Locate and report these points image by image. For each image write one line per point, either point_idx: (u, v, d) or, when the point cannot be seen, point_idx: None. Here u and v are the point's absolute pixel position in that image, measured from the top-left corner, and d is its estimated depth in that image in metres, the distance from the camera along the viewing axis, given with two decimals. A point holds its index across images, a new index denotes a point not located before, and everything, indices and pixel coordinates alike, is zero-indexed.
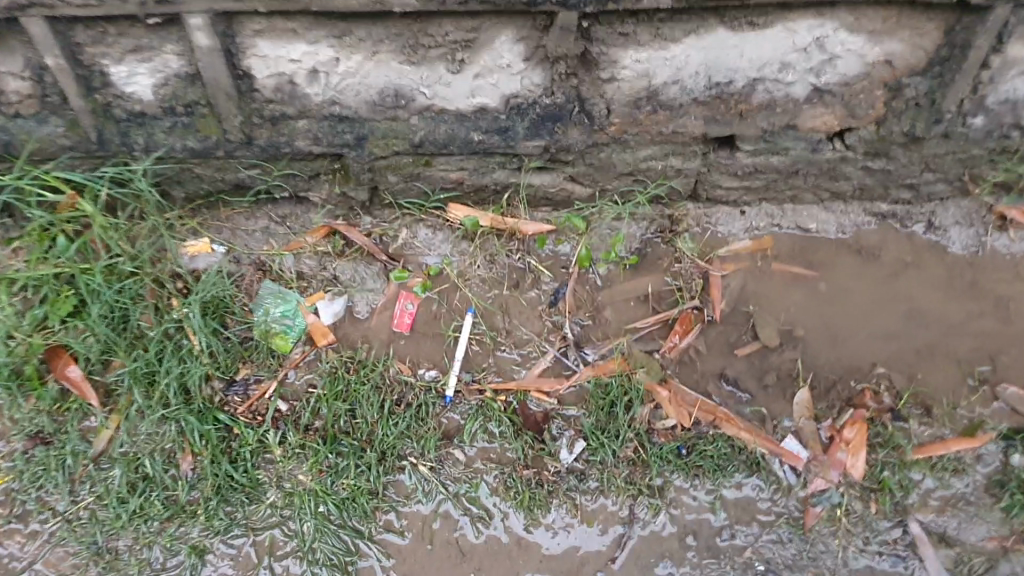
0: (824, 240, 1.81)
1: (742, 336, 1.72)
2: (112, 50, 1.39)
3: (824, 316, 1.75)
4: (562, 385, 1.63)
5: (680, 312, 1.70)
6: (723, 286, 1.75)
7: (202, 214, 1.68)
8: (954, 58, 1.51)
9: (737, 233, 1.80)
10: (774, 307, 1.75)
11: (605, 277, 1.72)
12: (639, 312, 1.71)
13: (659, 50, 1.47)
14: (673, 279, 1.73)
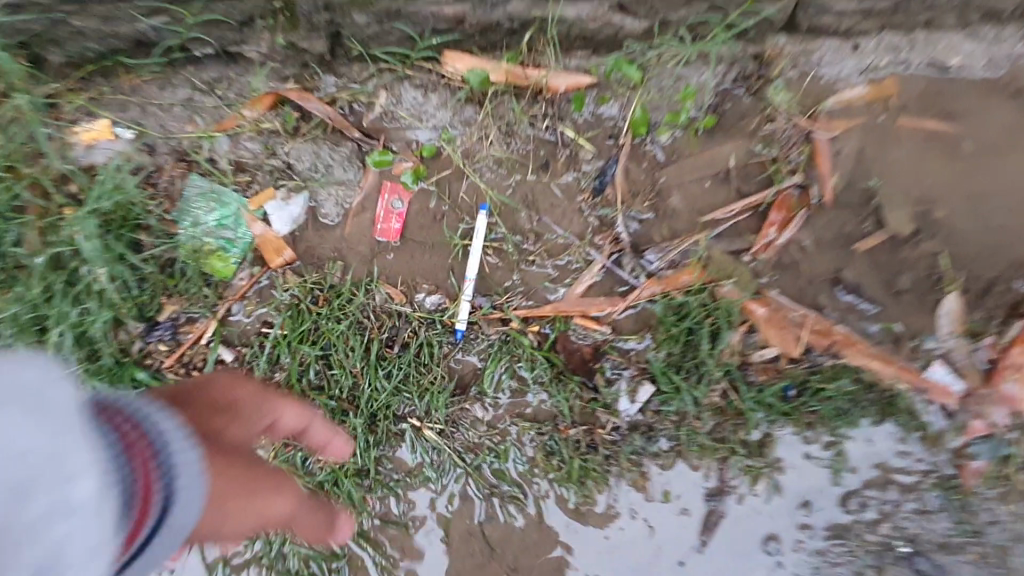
0: (966, 80, 1.17)
1: (863, 226, 1.19)
2: None
3: (981, 194, 1.17)
4: (616, 308, 1.18)
5: (776, 194, 1.20)
6: (833, 153, 1.19)
7: (95, 85, 1.16)
8: None
9: (849, 75, 1.18)
10: (905, 182, 1.19)
11: (669, 149, 1.22)
12: (717, 195, 1.22)
13: None
14: (764, 147, 1.21)
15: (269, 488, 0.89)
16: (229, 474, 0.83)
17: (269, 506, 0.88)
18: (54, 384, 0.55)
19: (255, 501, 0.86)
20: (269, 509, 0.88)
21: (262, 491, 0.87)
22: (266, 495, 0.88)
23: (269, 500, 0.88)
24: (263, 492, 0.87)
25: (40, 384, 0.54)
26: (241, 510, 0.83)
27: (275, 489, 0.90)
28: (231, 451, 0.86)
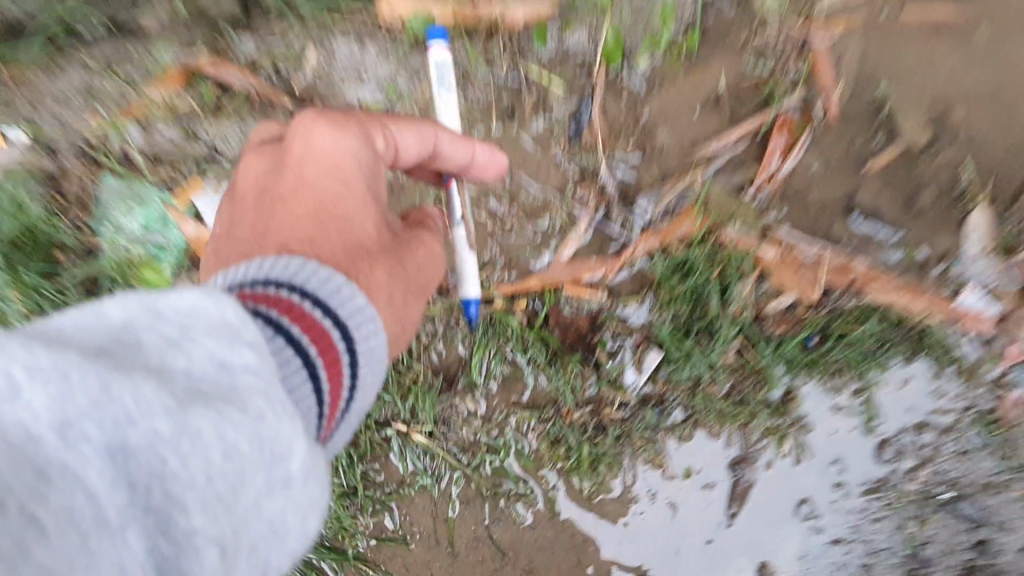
0: None
1: (872, 138, 1.05)
2: None
3: (1004, 81, 1.03)
4: (611, 270, 1.05)
5: (775, 118, 1.05)
6: (835, 54, 1.05)
7: None
8: None
9: None
10: (923, 86, 1.04)
11: (649, 76, 1.06)
12: (710, 125, 1.07)
13: None
14: (755, 61, 1.06)
15: (428, 258, 0.79)
16: (410, 264, 0.75)
17: (429, 277, 0.78)
18: (246, 331, 0.44)
19: (422, 275, 0.77)
20: (428, 280, 0.78)
21: (421, 264, 0.77)
22: (423, 267, 0.77)
23: (427, 263, 0.78)
24: (415, 260, 0.76)
25: (235, 363, 0.43)
26: (416, 296, 0.76)
27: (430, 250, 0.79)
28: (312, 224, 0.69)
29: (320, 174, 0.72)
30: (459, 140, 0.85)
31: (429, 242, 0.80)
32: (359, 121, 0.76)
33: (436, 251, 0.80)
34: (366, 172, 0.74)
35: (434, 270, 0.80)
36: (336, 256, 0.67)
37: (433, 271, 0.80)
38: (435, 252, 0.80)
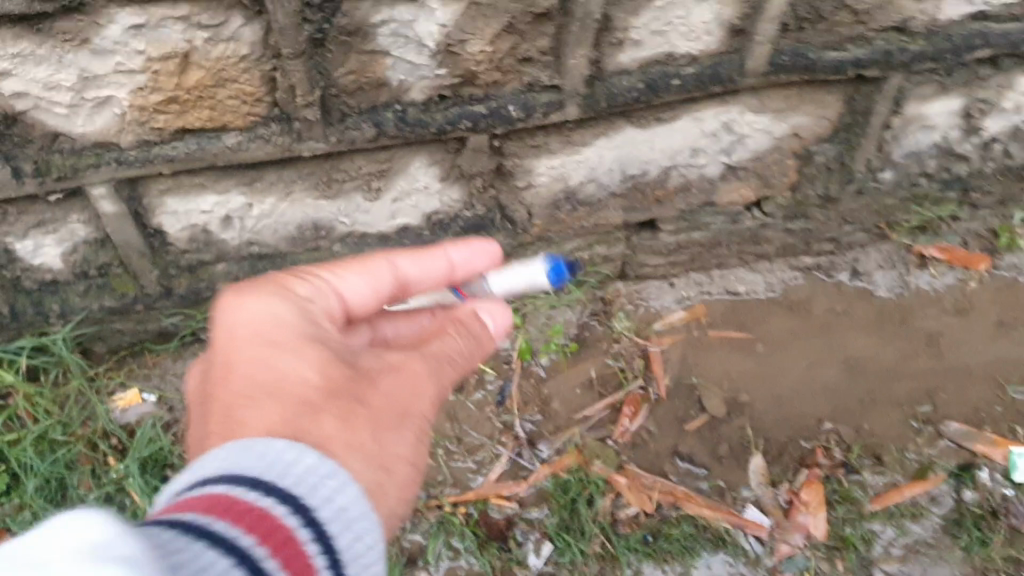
0: (755, 301, 1.82)
1: (690, 410, 1.71)
2: (14, 227, 1.31)
3: (768, 379, 1.75)
4: (521, 488, 1.63)
5: (626, 395, 1.71)
6: (665, 359, 1.75)
7: (128, 364, 1.60)
8: (858, 124, 1.52)
9: (670, 305, 1.81)
10: (718, 377, 1.74)
11: (549, 367, 1.74)
12: (587, 398, 1.71)
13: (571, 155, 1.44)
14: (614, 360, 1.74)
15: (409, 390, 0.89)
16: (359, 418, 0.83)
17: (424, 407, 0.90)
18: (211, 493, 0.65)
19: (404, 401, 0.88)
20: (411, 407, 0.88)
21: (395, 408, 0.87)
22: (399, 390, 0.88)
23: (413, 399, 0.89)
24: (361, 429, 0.82)
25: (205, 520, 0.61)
26: (395, 425, 0.86)
27: (410, 390, 0.89)
28: (255, 393, 0.82)
29: (253, 337, 0.86)
30: (417, 256, 1.06)
31: (422, 371, 0.92)
32: (275, 284, 0.93)
33: (425, 394, 0.91)
34: (296, 325, 0.88)
35: (416, 402, 0.89)
36: (315, 399, 0.81)
37: (444, 395, 0.95)
38: (429, 379, 0.92)
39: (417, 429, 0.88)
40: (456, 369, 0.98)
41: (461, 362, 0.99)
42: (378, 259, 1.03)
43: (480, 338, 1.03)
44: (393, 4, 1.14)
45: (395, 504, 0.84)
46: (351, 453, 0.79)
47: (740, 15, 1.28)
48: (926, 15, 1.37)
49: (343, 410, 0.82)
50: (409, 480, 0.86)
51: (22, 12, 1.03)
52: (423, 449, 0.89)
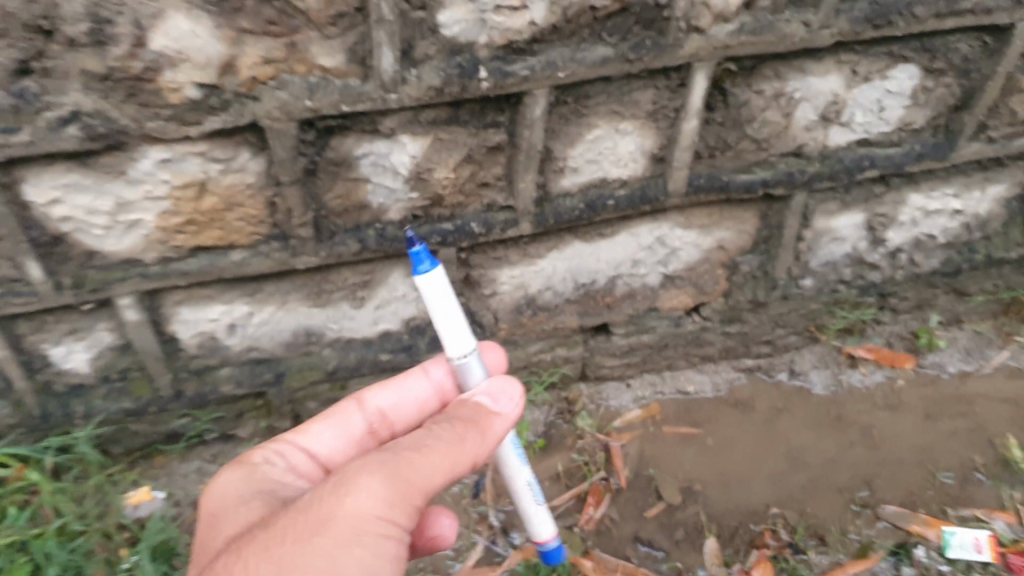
0: (704, 400, 2.01)
1: (648, 498, 1.82)
2: (51, 333, 1.54)
3: (717, 467, 1.88)
4: (495, 571, 1.70)
5: (590, 485, 1.83)
6: (624, 454, 1.90)
7: (140, 466, 1.78)
8: (774, 237, 1.79)
9: (627, 404, 1.98)
10: (672, 468, 1.88)
11: None
12: (554, 489, 1.82)
13: (528, 266, 1.70)
14: (578, 454, 1.88)
15: (335, 497, 0.89)
16: (265, 544, 0.87)
17: (355, 513, 0.88)
18: None
19: (322, 511, 0.88)
20: (334, 514, 0.88)
21: (315, 512, 0.88)
22: (330, 494, 0.89)
23: (334, 505, 0.88)
24: (265, 550, 0.87)
25: None
26: (312, 535, 0.87)
27: (337, 491, 0.89)
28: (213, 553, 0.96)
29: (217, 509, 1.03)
30: (382, 389, 1.26)
31: (363, 470, 0.91)
32: (249, 463, 1.11)
33: (361, 493, 0.89)
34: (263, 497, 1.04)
35: (342, 501, 0.88)
36: (231, 543, 0.92)
37: (398, 488, 0.91)
38: (375, 472, 0.90)
39: (348, 529, 0.87)
40: (422, 462, 0.93)
41: (422, 458, 0.94)
42: (345, 406, 1.23)
43: (457, 424, 1.00)
44: (372, 140, 1.41)
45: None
46: None
47: (658, 146, 1.57)
48: (817, 142, 1.65)
49: (253, 540, 0.89)
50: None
51: (73, 149, 1.28)
52: (366, 545, 0.88)
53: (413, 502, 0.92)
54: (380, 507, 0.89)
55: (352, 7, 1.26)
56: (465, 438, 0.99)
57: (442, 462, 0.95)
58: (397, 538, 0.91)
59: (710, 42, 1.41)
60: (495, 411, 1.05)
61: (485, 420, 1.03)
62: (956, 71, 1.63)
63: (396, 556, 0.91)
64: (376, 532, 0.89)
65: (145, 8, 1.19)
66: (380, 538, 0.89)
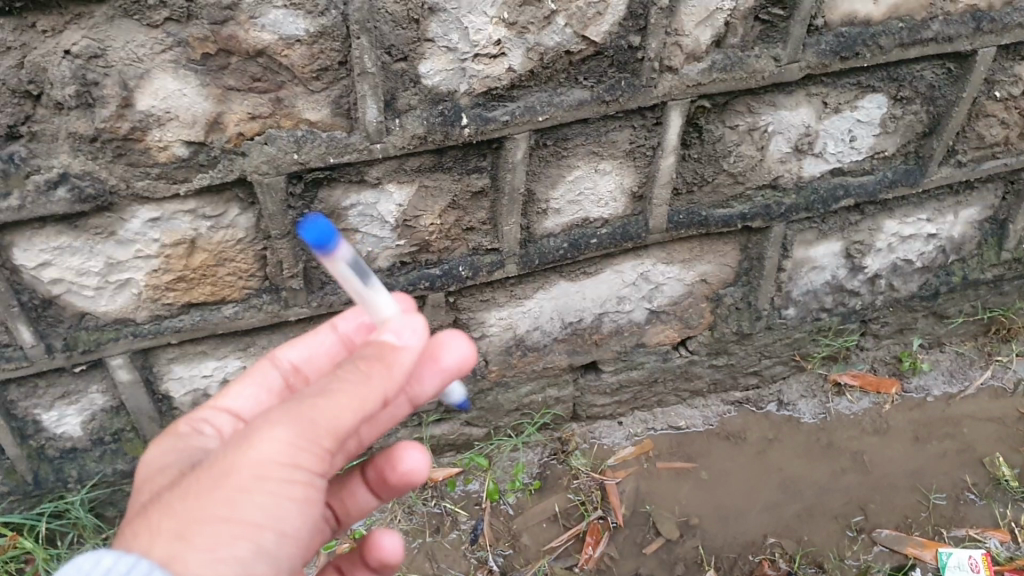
0: (695, 434, 2.02)
1: (646, 534, 1.82)
2: (43, 398, 1.53)
3: (713, 500, 1.88)
4: None
5: (587, 524, 1.82)
6: (620, 491, 1.89)
7: None
8: (756, 268, 1.82)
9: (620, 441, 2.00)
10: (669, 502, 1.88)
11: (516, 504, 1.86)
12: (553, 530, 1.81)
13: (515, 307, 1.72)
14: (575, 494, 1.88)
15: (240, 446, 0.79)
16: (167, 504, 0.77)
17: (259, 457, 0.78)
18: None
19: (222, 463, 0.78)
20: (235, 465, 0.78)
21: (218, 464, 0.79)
22: (229, 452, 0.79)
23: (237, 457, 0.78)
24: (167, 507, 0.77)
25: None
26: (212, 488, 0.77)
27: (239, 445, 0.79)
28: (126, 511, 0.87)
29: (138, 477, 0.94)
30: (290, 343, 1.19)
31: (270, 419, 0.80)
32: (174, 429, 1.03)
33: (261, 444, 0.78)
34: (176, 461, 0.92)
35: (244, 454, 0.78)
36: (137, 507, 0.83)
37: (308, 434, 0.79)
38: (279, 418, 0.80)
39: (253, 474, 0.77)
40: (329, 403, 0.80)
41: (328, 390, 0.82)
42: (260, 365, 1.16)
43: (360, 363, 0.86)
44: (359, 190, 1.43)
45: (209, 561, 0.75)
46: (136, 537, 0.76)
47: (638, 183, 1.60)
48: (792, 173, 1.69)
49: (156, 501, 0.79)
50: (235, 534, 0.77)
51: (63, 212, 1.28)
52: (268, 492, 0.78)
53: (324, 444, 0.81)
54: (284, 448, 0.78)
55: (336, 61, 1.29)
56: (370, 375, 0.84)
57: (353, 396, 0.82)
58: (305, 481, 0.81)
59: (683, 80, 1.46)
60: (399, 345, 0.88)
61: (386, 354, 0.87)
62: (922, 99, 1.68)
63: (301, 501, 0.81)
64: (281, 479, 0.79)
65: (132, 70, 1.21)
66: (288, 484, 0.79)
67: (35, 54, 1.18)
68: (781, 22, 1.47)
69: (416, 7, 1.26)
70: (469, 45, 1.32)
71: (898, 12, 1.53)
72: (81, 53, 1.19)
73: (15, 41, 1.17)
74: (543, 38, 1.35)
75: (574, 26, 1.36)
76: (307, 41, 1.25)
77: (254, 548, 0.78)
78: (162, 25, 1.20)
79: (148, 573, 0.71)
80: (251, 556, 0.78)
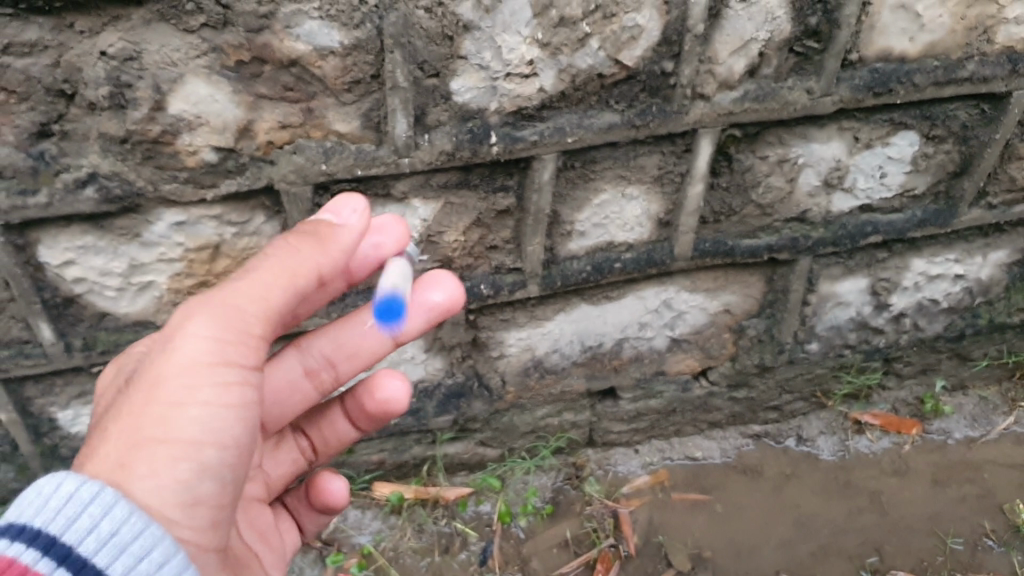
0: (712, 466, 2.00)
1: (657, 565, 1.79)
2: (58, 397, 1.54)
3: (727, 534, 1.86)
4: None
5: (599, 552, 1.79)
6: (633, 520, 1.87)
7: None
8: (780, 301, 1.81)
9: (635, 469, 1.98)
10: (682, 534, 1.85)
11: (527, 529, 1.84)
12: (563, 556, 1.79)
13: (536, 328, 1.71)
14: (588, 521, 1.85)
15: (168, 354, 0.91)
16: (109, 425, 0.89)
17: (183, 360, 0.90)
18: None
19: (155, 374, 0.90)
20: (165, 378, 0.90)
21: (149, 379, 0.90)
22: (162, 364, 0.91)
23: (164, 367, 0.90)
24: (110, 428, 0.89)
25: None
26: (148, 401, 0.89)
27: (168, 354, 0.91)
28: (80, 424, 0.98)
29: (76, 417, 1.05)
30: None
31: (188, 319, 0.92)
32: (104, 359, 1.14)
33: (189, 345, 0.91)
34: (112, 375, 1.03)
35: (174, 360, 0.90)
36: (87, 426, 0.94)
37: (231, 326, 0.93)
38: (198, 316, 0.92)
39: (182, 383, 0.90)
40: (248, 286, 0.95)
41: (250, 283, 0.95)
42: None
43: (290, 239, 1.00)
44: (384, 204, 1.43)
45: (152, 486, 0.86)
46: (82, 462, 0.87)
47: (665, 210, 1.59)
48: (821, 208, 1.68)
49: (99, 427, 0.91)
50: (175, 456, 0.88)
51: (90, 211, 1.29)
52: (203, 398, 0.90)
53: (252, 330, 0.94)
54: (206, 349, 0.91)
55: (368, 74, 1.29)
56: (300, 248, 0.99)
57: (277, 278, 0.96)
58: (239, 381, 0.93)
59: (715, 109, 1.45)
60: (337, 223, 1.03)
61: (324, 232, 1.02)
62: (954, 138, 1.66)
63: (240, 404, 0.94)
64: (212, 382, 0.91)
65: (165, 73, 1.22)
66: (220, 389, 0.92)
67: (71, 54, 1.18)
68: (815, 56, 1.46)
69: (450, 25, 1.27)
70: (501, 65, 1.32)
71: (933, 51, 1.51)
72: (116, 55, 1.19)
73: (53, 41, 1.17)
74: (576, 61, 1.35)
75: (607, 50, 1.35)
76: (341, 53, 1.25)
77: (198, 467, 0.89)
78: (198, 30, 1.20)
79: (112, 503, 0.82)
80: (196, 474, 0.89)
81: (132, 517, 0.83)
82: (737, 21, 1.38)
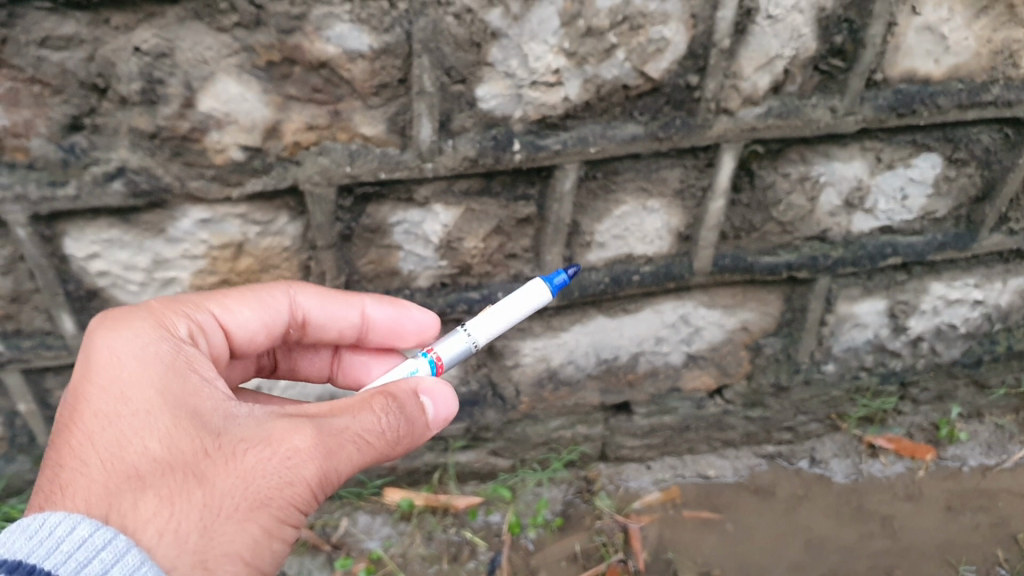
0: (724, 484, 1.99)
1: None
2: None
3: (737, 553, 1.85)
4: None
5: (607, 565, 1.78)
6: (643, 536, 1.86)
7: None
8: (797, 320, 1.81)
9: (647, 485, 1.97)
10: (691, 551, 1.84)
11: (536, 540, 1.83)
12: (572, 569, 1.78)
13: (551, 338, 1.71)
14: (598, 535, 1.84)
15: (279, 471, 0.96)
16: (197, 511, 0.91)
17: (289, 493, 0.96)
18: None
19: (261, 490, 0.95)
20: (268, 500, 0.95)
21: (251, 486, 0.95)
22: (271, 477, 0.96)
23: (273, 485, 0.95)
24: (201, 515, 0.91)
25: None
26: (246, 515, 0.94)
27: (280, 473, 0.96)
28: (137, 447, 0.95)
29: (127, 393, 1.00)
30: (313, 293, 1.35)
31: (308, 449, 0.98)
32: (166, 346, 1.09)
33: (299, 478, 0.97)
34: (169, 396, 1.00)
35: (284, 489, 0.96)
36: (157, 477, 0.93)
37: (330, 478, 1.00)
38: (314, 455, 0.98)
39: (276, 516, 0.96)
40: (359, 453, 1.02)
41: (362, 451, 1.02)
42: (277, 293, 1.30)
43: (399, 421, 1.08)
44: (406, 208, 1.45)
45: None
46: (166, 538, 0.88)
47: (685, 224, 1.60)
48: (841, 228, 1.68)
49: (181, 493, 0.92)
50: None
51: (117, 205, 1.30)
52: (280, 538, 0.98)
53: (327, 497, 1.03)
54: (306, 491, 0.98)
55: (395, 78, 1.30)
56: (401, 442, 1.08)
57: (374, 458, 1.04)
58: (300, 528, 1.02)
59: (738, 124, 1.45)
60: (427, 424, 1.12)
61: (420, 430, 1.11)
62: (976, 162, 1.66)
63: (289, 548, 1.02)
64: (292, 526, 0.99)
65: (197, 71, 1.23)
66: (291, 531, 0.99)
67: (106, 49, 1.20)
68: (840, 75, 1.47)
69: (478, 32, 1.28)
70: (527, 73, 1.33)
71: (958, 73, 1.51)
72: (150, 51, 1.20)
73: (89, 36, 1.19)
74: (601, 71, 1.36)
75: (633, 61, 1.36)
76: (370, 56, 1.27)
77: None
78: (231, 29, 1.22)
79: (124, 551, 0.85)
80: None
81: (143, 565, 0.85)
82: (763, 38, 1.38)
